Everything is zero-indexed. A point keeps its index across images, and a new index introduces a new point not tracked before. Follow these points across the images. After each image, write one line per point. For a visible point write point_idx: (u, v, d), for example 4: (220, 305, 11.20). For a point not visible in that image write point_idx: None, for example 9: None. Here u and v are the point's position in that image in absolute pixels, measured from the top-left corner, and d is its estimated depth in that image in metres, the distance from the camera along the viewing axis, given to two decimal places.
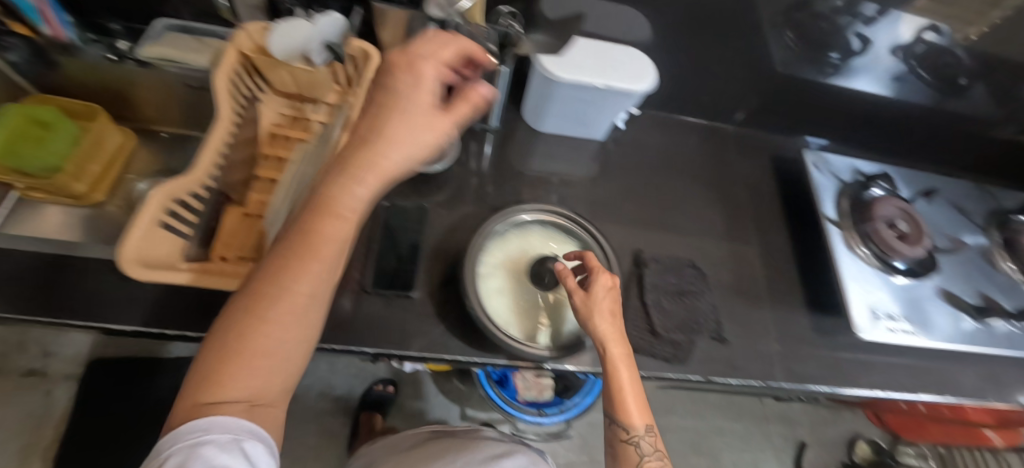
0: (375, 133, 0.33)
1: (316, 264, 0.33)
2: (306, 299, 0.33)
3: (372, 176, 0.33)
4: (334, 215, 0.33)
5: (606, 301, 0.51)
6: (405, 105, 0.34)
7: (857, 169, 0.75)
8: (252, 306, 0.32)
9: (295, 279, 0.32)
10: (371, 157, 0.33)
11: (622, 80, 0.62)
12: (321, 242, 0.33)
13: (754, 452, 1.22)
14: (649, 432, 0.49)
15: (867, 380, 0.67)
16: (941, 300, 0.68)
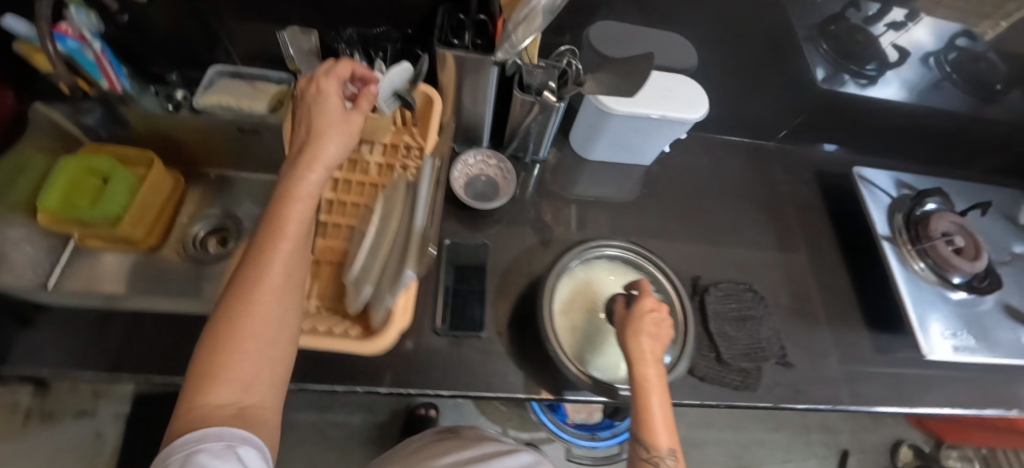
0: (314, 136, 0.41)
1: (286, 244, 0.35)
2: (283, 280, 0.35)
3: (321, 162, 0.40)
4: (292, 199, 0.37)
5: (647, 320, 0.50)
6: (326, 111, 0.42)
7: (908, 184, 0.75)
8: (237, 298, 0.33)
9: (267, 261, 0.34)
10: (310, 152, 0.40)
11: (677, 109, 0.62)
12: (287, 223, 0.36)
13: (797, 462, 1.20)
14: (672, 457, 0.43)
15: (932, 398, 0.67)
16: (1000, 314, 0.68)
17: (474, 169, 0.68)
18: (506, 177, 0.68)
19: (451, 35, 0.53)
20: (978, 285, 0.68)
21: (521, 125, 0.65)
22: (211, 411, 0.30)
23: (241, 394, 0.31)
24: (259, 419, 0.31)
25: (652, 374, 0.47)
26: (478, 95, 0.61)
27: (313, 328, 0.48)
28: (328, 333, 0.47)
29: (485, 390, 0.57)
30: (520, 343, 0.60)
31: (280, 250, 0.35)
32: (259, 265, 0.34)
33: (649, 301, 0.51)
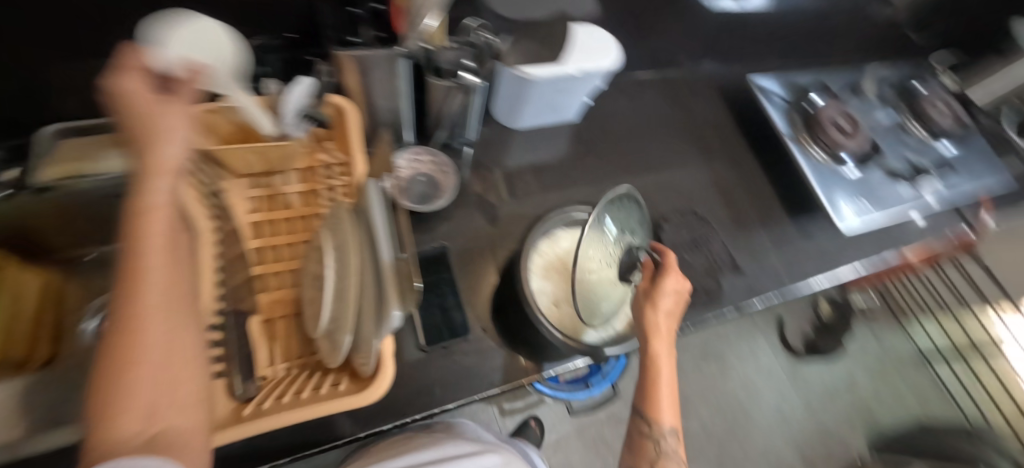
0: (138, 134, 0.32)
1: (155, 256, 0.30)
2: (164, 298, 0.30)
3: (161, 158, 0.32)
4: (145, 212, 0.31)
5: (668, 302, 0.54)
6: (134, 100, 0.32)
7: (795, 83, 0.84)
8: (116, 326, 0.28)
9: (137, 279, 0.29)
10: (141, 151, 0.32)
11: (592, 61, 0.60)
12: (148, 237, 0.31)
13: (749, 341, 1.39)
14: (670, 433, 0.56)
15: (847, 260, 0.79)
16: (883, 176, 0.80)
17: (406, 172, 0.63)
18: (443, 170, 0.64)
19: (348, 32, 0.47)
20: (864, 158, 0.79)
21: (445, 112, 0.61)
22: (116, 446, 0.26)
23: (146, 422, 0.28)
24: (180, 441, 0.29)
25: (666, 359, 0.54)
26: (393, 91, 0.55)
27: (293, 395, 0.43)
28: (313, 396, 0.42)
29: (489, 387, 0.57)
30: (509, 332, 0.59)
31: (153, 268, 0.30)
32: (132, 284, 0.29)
33: (672, 281, 0.54)
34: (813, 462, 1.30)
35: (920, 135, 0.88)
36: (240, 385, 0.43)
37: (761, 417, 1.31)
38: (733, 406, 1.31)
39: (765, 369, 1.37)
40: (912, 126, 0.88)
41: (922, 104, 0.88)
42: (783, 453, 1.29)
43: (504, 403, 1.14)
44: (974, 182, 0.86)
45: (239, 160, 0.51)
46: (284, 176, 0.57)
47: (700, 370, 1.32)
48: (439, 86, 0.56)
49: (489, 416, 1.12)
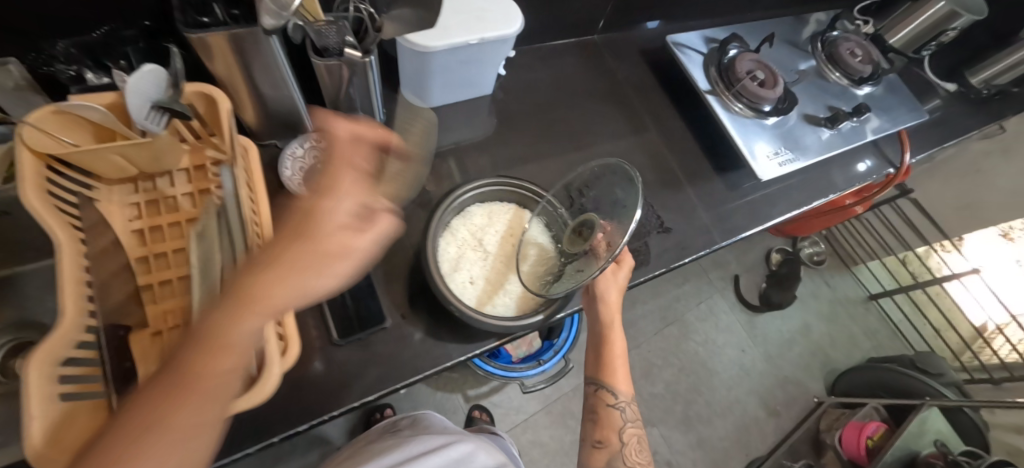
0: (310, 220, 0.34)
1: (230, 356, 0.29)
2: (210, 406, 0.29)
3: (304, 254, 0.33)
4: (251, 301, 0.31)
5: (619, 280, 0.59)
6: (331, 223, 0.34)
7: (712, 37, 0.83)
8: (150, 399, 0.27)
9: (197, 371, 0.28)
10: (301, 243, 0.33)
11: (492, 28, 0.59)
12: (236, 330, 0.30)
13: (707, 301, 1.42)
14: (629, 401, 0.59)
15: (777, 210, 0.80)
16: (804, 124, 0.81)
17: (306, 161, 0.60)
18: None
19: (198, 10, 0.43)
20: (782, 107, 0.79)
21: (339, 95, 0.57)
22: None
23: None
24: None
25: (620, 331, 0.59)
26: (273, 76, 0.52)
27: None
28: None
29: (413, 374, 0.55)
30: (430, 316, 0.58)
31: (217, 370, 0.29)
32: (194, 377, 0.28)
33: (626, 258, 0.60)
34: (777, 409, 1.34)
35: (840, 80, 0.89)
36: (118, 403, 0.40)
37: (723, 372, 1.35)
38: (697, 365, 1.34)
39: (724, 326, 1.40)
40: (832, 72, 0.89)
41: (839, 48, 0.89)
42: (747, 404, 1.33)
43: (467, 389, 1.15)
44: (890, 121, 0.89)
45: (105, 165, 0.46)
46: (168, 179, 0.53)
47: (661, 334, 1.34)
48: (326, 67, 0.53)
49: (453, 404, 1.13)
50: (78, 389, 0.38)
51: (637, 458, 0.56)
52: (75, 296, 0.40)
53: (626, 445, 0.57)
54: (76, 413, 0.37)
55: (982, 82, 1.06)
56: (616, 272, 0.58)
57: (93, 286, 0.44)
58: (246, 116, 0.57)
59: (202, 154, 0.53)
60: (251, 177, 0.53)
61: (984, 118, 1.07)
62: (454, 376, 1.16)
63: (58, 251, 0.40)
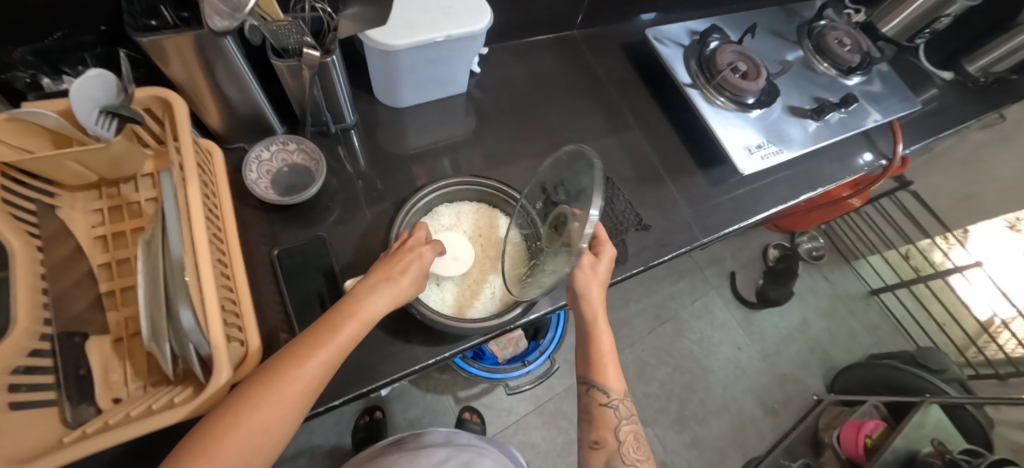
0: (394, 270, 0.49)
1: (333, 350, 0.41)
2: (310, 386, 0.39)
3: (387, 291, 0.47)
4: (354, 318, 0.43)
5: (600, 272, 0.55)
6: (399, 280, 0.47)
7: (692, 30, 0.81)
8: (276, 366, 0.38)
9: (311, 354, 0.40)
10: (387, 284, 0.47)
11: (457, 25, 0.58)
12: (341, 334, 0.42)
13: (702, 298, 1.40)
14: (623, 397, 0.55)
15: (763, 205, 0.78)
16: (789, 116, 0.80)
17: (273, 164, 0.59)
18: (315, 159, 0.60)
19: (146, 12, 0.43)
20: (765, 99, 0.77)
21: (303, 96, 0.57)
22: (232, 438, 0.34)
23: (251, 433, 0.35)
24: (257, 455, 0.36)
25: (606, 327, 0.55)
26: (231, 79, 0.51)
27: (124, 415, 0.40)
28: (145, 412, 0.39)
29: (381, 378, 0.54)
30: (398, 318, 0.57)
31: (302, 373, 0.39)
32: (286, 369, 0.38)
33: (606, 247, 0.57)
34: (774, 407, 1.32)
35: (828, 71, 0.87)
36: (70, 411, 0.41)
37: (719, 371, 1.33)
38: (691, 364, 1.32)
39: (719, 323, 1.39)
40: (819, 63, 0.87)
41: (827, 38, 0.87)
42: (744, 403, 1.31)
43: (458, 391, 1.15)
44: (881, 111, 0.86)
45: (63, 172, 0.46)
46: (130, 184, 0.53)
47: (654, 332, 1.33)
48: (286, 68, 0.52)
49: (443, 406, 1.13)
50: (30, 398, 0.38)
51: (637, 455, 0.53)
52: (27, 303, 0.40)
53: (624, 443, 0.53)
54: (33, 420, 0.37)
55: (980, 70, 1.03)
56: (596, 267, 0.55)
57: (48, 294, 0.43)
58: (211, 120, 0.57)
59: (164, 158, 0.53)
60: (213, 180, 0.53)
61: (983, 107, 1.04)
62: (444, 378, 1.16)
63: (11, 259, 0.40)
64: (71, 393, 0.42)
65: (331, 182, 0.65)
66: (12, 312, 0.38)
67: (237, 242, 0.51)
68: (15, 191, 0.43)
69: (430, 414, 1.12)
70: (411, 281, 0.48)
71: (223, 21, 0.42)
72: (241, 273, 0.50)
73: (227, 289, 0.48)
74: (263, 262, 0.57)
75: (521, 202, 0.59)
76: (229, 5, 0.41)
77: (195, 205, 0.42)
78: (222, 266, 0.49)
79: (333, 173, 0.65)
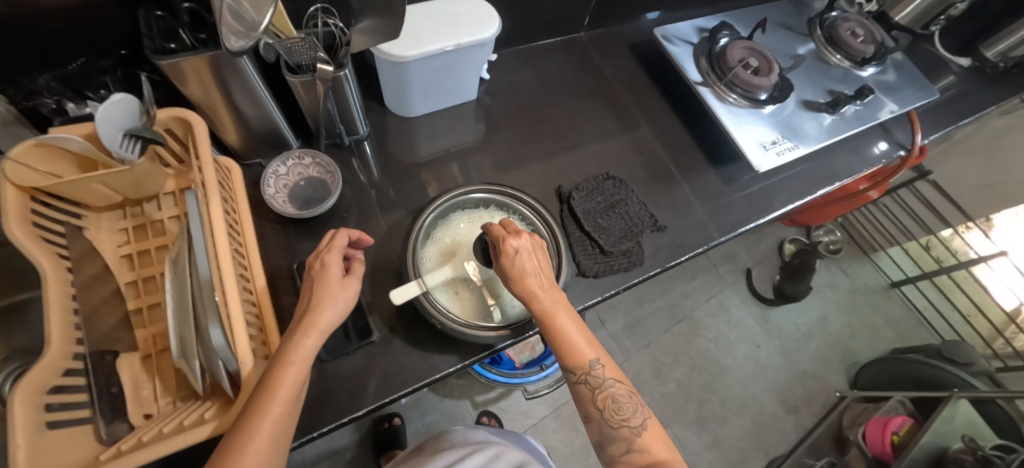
0: (312, 301, 0.44)
1: (277, 404, 0.38)
2: (267, 447, 0.36)
3: (311, 328, 0.42)
4: (287, 364, 0.40)
5: (525, 260, 0.49)
6: (320, 309, 0.43)
7: (700, 27, 0.80)
8: (224, 448, 0.35)
9: (258, 420, 0.37)
10: (307, 318, 0.43)
11: (466, 34, 0.59)
12: (280, 386, 0.38)
13: (717, 296, 1.39)
14: (599, 363, 0.49)
15: (778, 202, 0.77)
16: (804, 111, 0.78)
17: (291, 177, 0.60)
18: (329, 171, 0.61)
19: (163, 36, 0.44)
20: (777, 95, 0.76)
21: (317, 110, 0.58)
22: None
23: None
24: None
25: (551, 298, 0.49)
26: (248, 96, 0.52)
27: (155, 431, 0.40)
28: (178, 428, 0.40)
29: (400, 388, 0.54)
30: (418, 327, 0.57)
31: (254, 441, 0.36)
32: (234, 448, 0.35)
33: (516, 241, 0.49)
34: (795, 405, 1.30)
35: (841, 63, 0.86)
36: (104, 427, 0.42)
37: (737, 369, 1.32)
38: (709, 363, 1.31)
39: (736, 321, 1.37)
40: (832, 55, 0.86)
41: (838, 29, 0.86)
42: (764, 401, 1.29)
43: (475, 395, 1.15)
44: (897, 102, 0.85)
45: (91, 193, 0.47)
46: (153, 203, 0.54)
47: (669, 332, 1.32)
48: (299, 83, 0.53)
49: (461, 411, 1.13)
50: (70, 416, 0.39)
51: (624, 417, 0.48)
52: (61, 324, 0.41)
53: (605, 411, 0.48)
54: (74, 438, 0.39)
55: (997, 55, 1.01)
56: (507, 266, 0.49)
57: (80, 313, 0.44)
58: (228, 137, 0.57)
59: (185, 177, 0.54)
60: (233, 196, 0.54)
61: (1002, 92, 1.01)
62: (461, 382, 1.16)
63: (45, 283, 0.41)
64: (106, 410, 0.43)
65: (345, 194, 0.65)
66: (49, 334, 0.40)
67: (258, 256, 0.52)
68: (47, 215, 0.44)
69: (448, 420, 1.13)
70: (336, 306, 0.44)
71: (239, 42, 0.43)
72: (264, 286, 0.52)
73: (250, 303, 0.49)
74: (282, 275, 0.58)
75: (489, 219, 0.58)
76: (246, 27, 0.42)
77: (218, 225, 0.43)
78: (245, 280, 0.50)
79: (348, 185, 0.66)
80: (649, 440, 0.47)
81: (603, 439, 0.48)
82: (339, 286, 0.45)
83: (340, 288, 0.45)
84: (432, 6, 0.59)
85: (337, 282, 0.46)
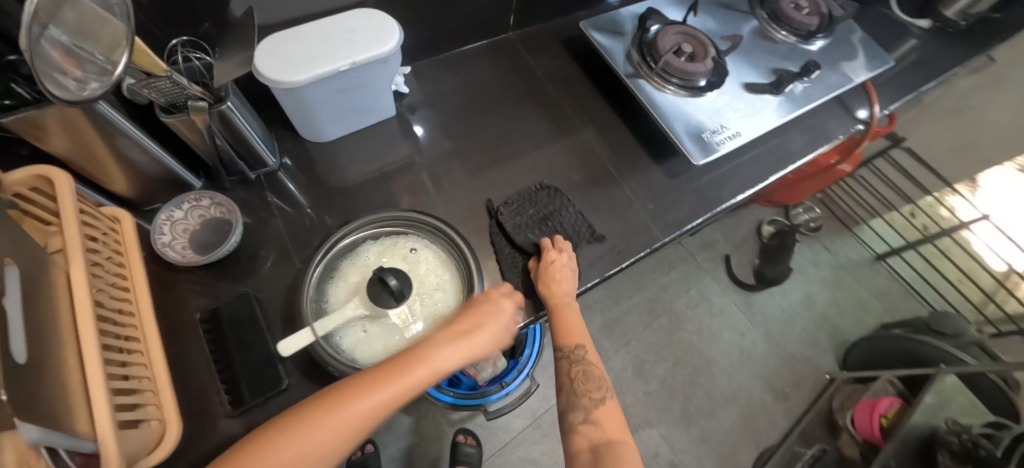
0: (478, 320, 0.49)
1: (394, 394, 0.41)
2: (362, 424, 0.39)
3: (457, 340, 0.46)
4: (426, 364, 0.43)
5: (558, 265, 0.58)
6: (480, 335, 0.48)
7: (630, 17, 0.76)
8: (339, 394, 0.39)
9: (371, 393, 0.40)
10: (467, 336, 0.47)
11: (361, 50, 0.54)
12: (410, 377, 0.42)
13: (696, 286, 1.35)
14: (582, 348, 0.55)
15: (727, 193, 0.73)
16: (747, 93, 0.74)
17: (192, 221, 0.57)
18: (230, 210, 0.58)
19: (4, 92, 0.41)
20: (716, 80, 0.72)
21: (209, 148, 0.54)
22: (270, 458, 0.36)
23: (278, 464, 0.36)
24: None
25: (568, 299, 0.57)
26: (124, 142, 0.48)
27: None
28: None
29: None
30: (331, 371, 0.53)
31: (356, 417, 0.39)
32: (342, 408, 0.39)
33: (556, 255, 0.59)
34: (784, 392, 1.26)
35: (787, 39, 0.81)
36: None
37: (722, 360, 1.28)
38: (692, 356, 1.27)
39: (718, 310, 1.33)
40: (777, 32, 0.82)
41: (781, 3, 0.82)
42: (751, 390, 1.25)
43: (450, 412, 1.12)
44: (849, 75, 0.80)
45: None
46: None
47: (649, 327, 1.29)
48: (179, 124, 0.49)
49: (437, 430, 1.10)
50: None
51: (590, 388, 0.53)
52: None
53: (575, 381, 0.54)
54: None
55: (958, 14, 0.97)
56: (541, 267, 0.58)
57: None
58: (118, 189, 0.54)
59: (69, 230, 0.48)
60: (125, 252, 0.51)
61: (967, 51, 0.96)
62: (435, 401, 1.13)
63: None
64: None
65: (258, 231, 0.62)
66: None
67: (151, 311, 0.50)
68: None
69: (423, 440, 1.10)
70: (492, 338, 0.49)
71: (91, 85, 0.39)
72: (158, 344, 0.49)
73: (141, 366, 0.46)
74: (185, 328, 0.54)
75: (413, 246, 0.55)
76: (95, 70, 0.39)
77: (78, 286, 0.40)
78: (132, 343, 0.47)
79: (261, 221, 0.62)
80: (604, 418, 0.51)
81: (567, 406, 0.53)
82: (505, 318, 0.51)
83: (504, 322, 0.51)
84: (319, 25, 0.55)
85: (502, 312, 0.51)
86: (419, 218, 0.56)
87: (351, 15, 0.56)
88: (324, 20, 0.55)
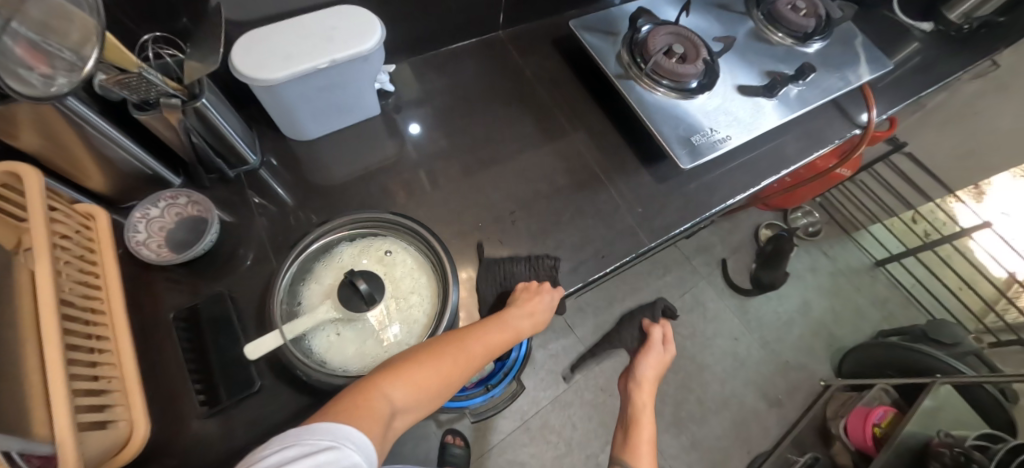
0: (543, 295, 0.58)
1: (493, 340, 0.50)
2: (473, 360, 0.48)
3: (536, 313, 0.55)
4: (513, 321, 0.53)
5: (658, 359, 0.68)
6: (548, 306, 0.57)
7: (621, 17, 0.75)
8: (458, 336, 0.48)
9: (480, 337, 0.49)
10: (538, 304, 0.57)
11: (340, 48, 0.54)
12: (503, 329, 0.52)
13: (691, 290, 1.34)
14: None
15: (717, 198, 0.72)
16: (740, 96, 0.73)
17: (168, 219, 0.57)
18: (207, 209, 0.58)
19: None
20: (707, 82, 0.71)
21: (186, 146, 0.53)
22: (414, 379, 0.43)
23: (420, 385, 0.43)
24: (414, 403, 0.43)
25: (647, 416, 0.65)
26: (96, 138, 0.47)
27: None
28: None
29: None
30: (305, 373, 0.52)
31: (471, 353, 0.48)
32: (462, 344, 0.48)
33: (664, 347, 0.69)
34: (778, 399, 1.25)
35: (783, 41, 0.80)
36: None
37: (715, 365, 1.27)
38: (686, 361, 1.26)
39: (712, 314, 1.32)
40: (774, 34, 0.80)
41: (777, 4, 0.80)
42: (744, 397, 1.24)
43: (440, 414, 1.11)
44: (846, 79, 0.78)
45: None
46: None
47: None
48: (153, 121, 0.49)
49: (425, 431, 1.09)
50: None
51: None
52: None
53: None
54: None
55: (961, 16, 0.94)
56: (644, 355, 0.68)
57: None
58: (93, 186, 0.53)
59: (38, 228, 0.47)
60: (98, 251, 0.50)
61: (969, 56, 0.94)
62: None
63: None
64: None
65: (236, 229, 0.61)
66: None
67: (122, 311, 0.49)
68: None
69: (411, 442, 1.09)
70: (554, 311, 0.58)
71: (58, 80, 0.35)
72: (128, 344, 0.48)
73: (110, 366, 0.45)
74: (158, 328, 0.53)
75: (390, 247, 0.55)
76: (64, 66, 0.35)
77: (43, 283, 0.39)
78: (100, 343, 0.46)
79: (240, 219, 0.62)
80: None
81: None
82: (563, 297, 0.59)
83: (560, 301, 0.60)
84: (297, 20, 0.54)
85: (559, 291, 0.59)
86: (395, 218, 0.55)
87: (330, 12, 0.55)
88: (303, 17, 0.54)
